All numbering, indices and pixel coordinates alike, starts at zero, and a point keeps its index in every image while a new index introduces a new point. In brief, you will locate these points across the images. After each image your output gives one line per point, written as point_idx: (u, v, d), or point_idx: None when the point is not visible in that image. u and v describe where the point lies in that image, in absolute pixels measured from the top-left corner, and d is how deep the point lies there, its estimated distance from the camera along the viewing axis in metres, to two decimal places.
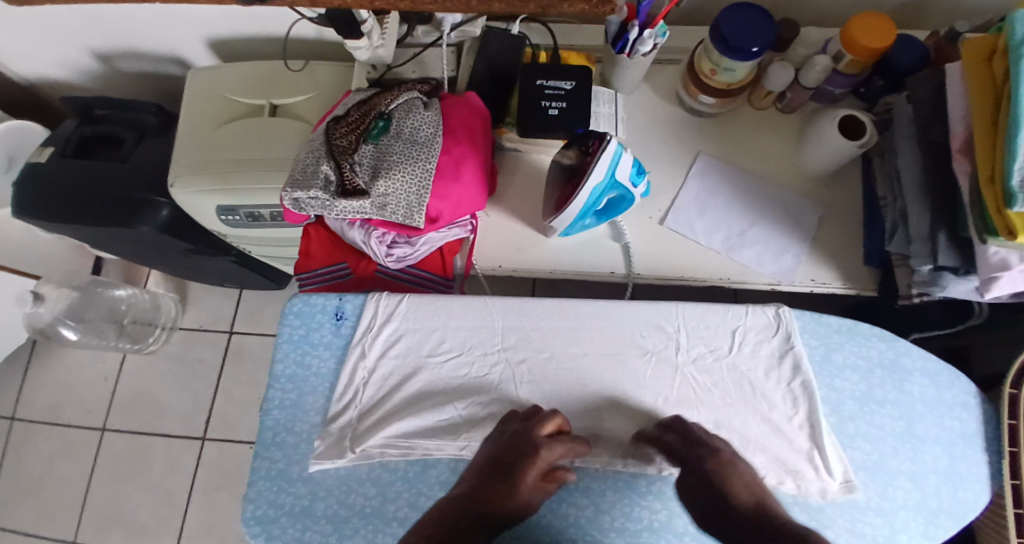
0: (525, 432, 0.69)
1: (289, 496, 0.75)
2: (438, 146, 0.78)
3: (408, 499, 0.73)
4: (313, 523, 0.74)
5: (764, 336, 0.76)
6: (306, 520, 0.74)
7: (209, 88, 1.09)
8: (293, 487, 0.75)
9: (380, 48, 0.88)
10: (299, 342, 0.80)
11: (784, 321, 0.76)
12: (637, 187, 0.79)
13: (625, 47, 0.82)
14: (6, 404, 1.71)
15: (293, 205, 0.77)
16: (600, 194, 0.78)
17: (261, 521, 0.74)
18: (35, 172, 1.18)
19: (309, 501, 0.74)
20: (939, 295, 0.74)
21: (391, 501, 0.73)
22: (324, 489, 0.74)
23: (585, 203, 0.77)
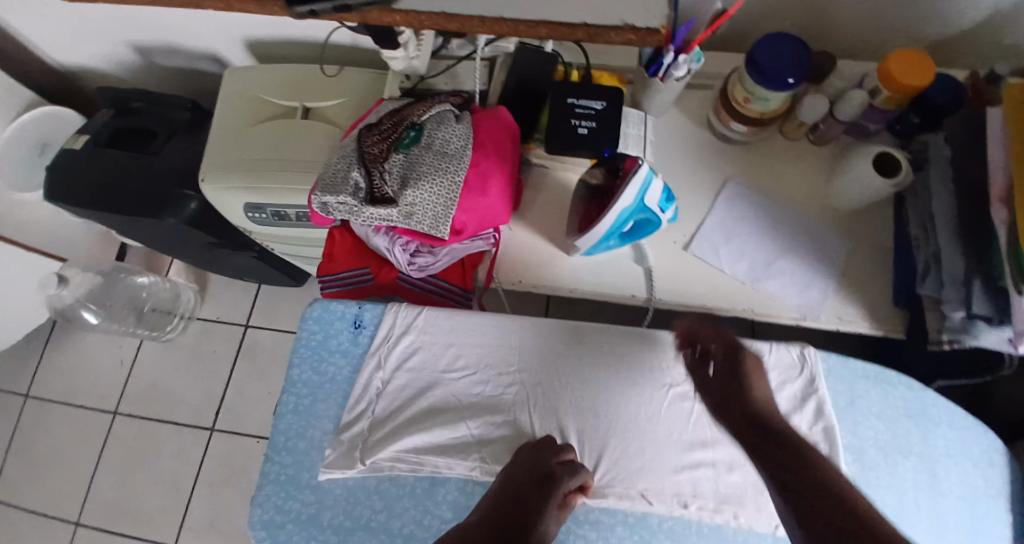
0: (538, 463, 0.69)
1: (295, 503, 0.75)
2: (467, 160, 0.78)
3: (415, 516, 0.73)
4: (319, 532, 0.74)
5: (787, 376, 0.75)
6: (311, 529, 0.74)
7: (245, 88, 1.11)
8: (302, 494, 0.75)
9: (415, 59, 0.89)
10: (316, 348, 0.80)
11: (808, 362, 0.75)
12: (665, 212, 0.80)
13: (659, 71, 0.81)
14: (22, 382, 1.74)
15: (322, 209, 0.78)
16: (627, 217, 0.77)
17: (267, 526, 0.74)
18: (70, 159, 1.21)
19: (315, 509, 0.74)
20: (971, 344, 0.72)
21: (397, 516, 0.73)
22: (331, 498, 0.74)
23: (612, 224, 0.77)
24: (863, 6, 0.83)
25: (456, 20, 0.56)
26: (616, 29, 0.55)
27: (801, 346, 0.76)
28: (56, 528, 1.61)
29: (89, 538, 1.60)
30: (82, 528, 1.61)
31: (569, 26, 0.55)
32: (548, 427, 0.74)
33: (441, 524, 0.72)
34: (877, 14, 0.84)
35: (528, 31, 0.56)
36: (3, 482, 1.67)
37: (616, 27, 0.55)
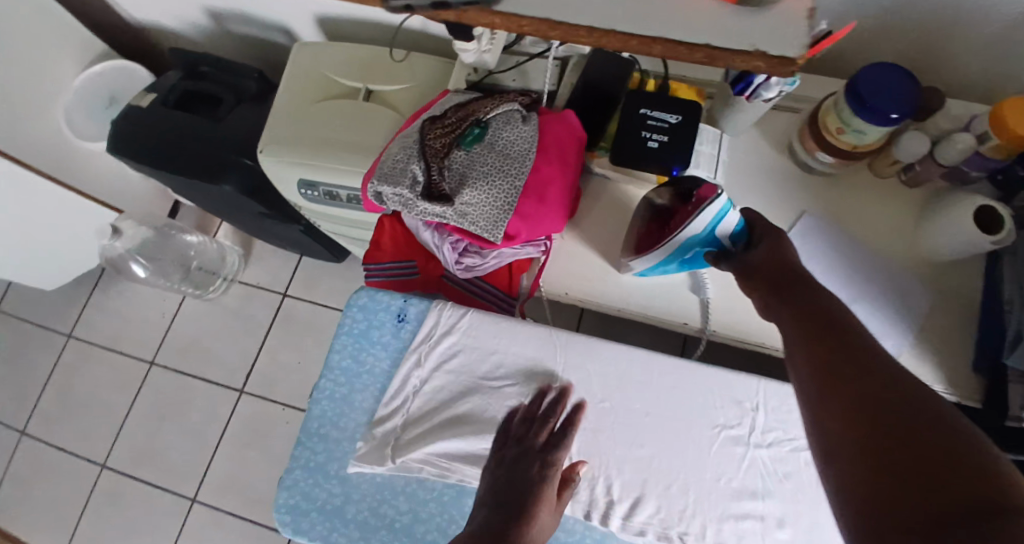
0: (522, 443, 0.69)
1: (322, 492, 0.76)
2: (529, 164, 0.75)
3: (438, 524, 0.73)
4: (342, 525, 0.75)
5: None
6: (335, 520, 0.75)
7: (313, 65, 1.11)
8: (329, 484, 0.76)
9: (487, 53, 0.86)
10: (358, 336, 0.79)
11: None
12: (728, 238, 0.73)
13: (746, 90, 0.76)
14: (67, 322, 1.79)
15: (376, 197, 0.77)
16: (688, 244, 0.74)
17: (292, 511, 0.76)
18: (135, 114, 1.23)
19: (341, 501, 0.76)
20: None
21: (421, 521, 0.74)
22: (359, 492, 0.76)
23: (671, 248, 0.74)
24: (975, 43, 0.77)
25: (560, 28, 0.47)
26: (742, 55, 0.46)
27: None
28: (84, 467, 1.66)
29: (114, 481, 1.64)
30: (107, 471, 1.65)
31: (689, 46, 0.47)
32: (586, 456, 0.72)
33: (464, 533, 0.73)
34: (990, 52, 0.78)
35: (639, 48, 0.47)
36: (39, 416, 1.73)
37: (746, 52, 0.46)
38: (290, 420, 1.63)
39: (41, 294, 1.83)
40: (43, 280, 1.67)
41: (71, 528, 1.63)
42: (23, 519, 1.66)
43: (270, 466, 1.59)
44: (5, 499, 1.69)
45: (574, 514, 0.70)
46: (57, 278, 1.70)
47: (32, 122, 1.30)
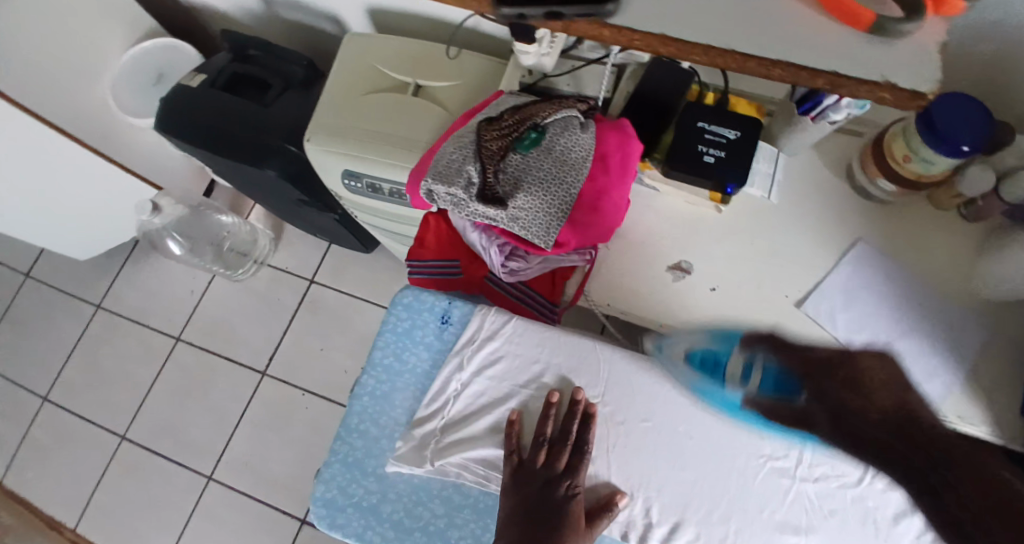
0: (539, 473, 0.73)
1: (360, 489, 0.80)
2: (584, 172, 0.74)
3: (472, 531, 0.77)
4: (377, 523, 0.79)
5: None
6: (371, 518, 0.79)
7: (363, 56, 1.11)
8: (366, 481, 0.80)
9: (546, 56, 0.86)
10: (401, 335, 0.82)
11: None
12: (746, 382, 0.67)
13: (812, 110, 0.75)
14: (97, 293, 1.81)
15: (428, 196, 0.76)
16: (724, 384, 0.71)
17: (328, 505, 0.80)
18: (184, 93, 1.24)
19: (377, 499, 0.79)
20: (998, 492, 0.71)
21: (456, 527, 0.77)
22: (394, 492, 0.79)
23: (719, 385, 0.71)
24: None
25: (674, 46, 0.51)
26: (871, 85, 0.50)
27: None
28: (104, 436, 1.69)
29: (133, 452, 1.66)
30: (127, 442, 1.68)
31: (811, 72, 0.50)
32: (624, 475, 0.74)
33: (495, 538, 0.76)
34: None
35: (758, 69, 0.51)
36: (64, 384, 1.75)
37: (874, 82, 0.50)
38: (310, 405, 1.64)
39: (74, 263, 1.86)
40: (70, 249, 1.70)
41: (88, 496, 1.66)
42: (41, 483, 1.69)
43: (287, 450, 1.61)
44: (25, 462, 1.72)
45: (613, 533, 0.73)
46: (86, 248, 1.72)
47: (81, 94, 1.32)
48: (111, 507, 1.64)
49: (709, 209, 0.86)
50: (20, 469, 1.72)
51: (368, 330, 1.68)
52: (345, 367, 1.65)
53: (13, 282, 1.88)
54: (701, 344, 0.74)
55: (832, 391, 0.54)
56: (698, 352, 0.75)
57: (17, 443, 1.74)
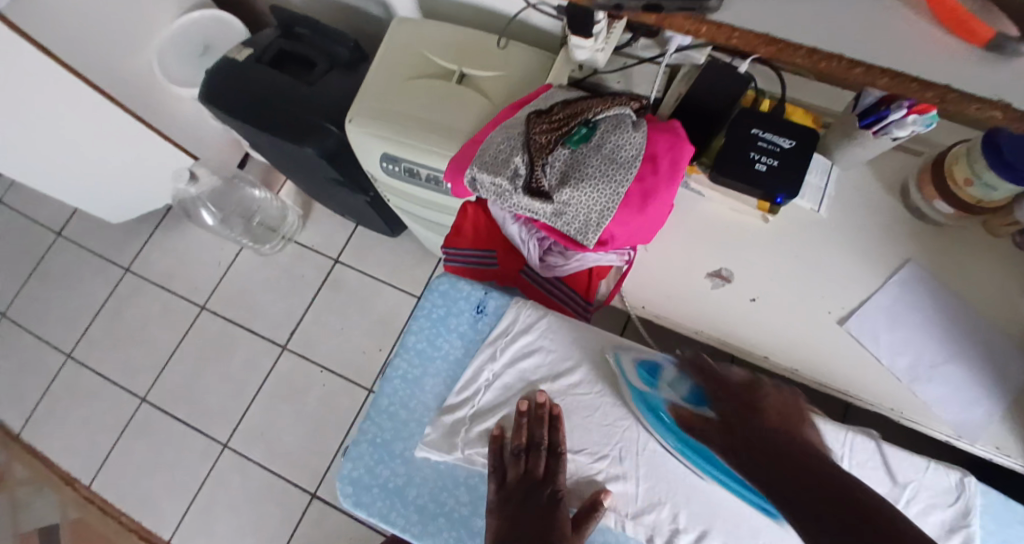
0: (513, 481, 0.75)
1: (387, 470, 0.80)
2: (633, 172, 0.72)
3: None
4: (402, 506, 0.78)
5: (940, 501, 0.73)
6: (395, 500, 0.79)
7: (410, 41, 1.10)
8: (393, 463, 0.80)
9: (600, 52, 0.84)
10: (436, 321, 0.85)
11: (965, 493, 0.73)
12: (673, 389, 0.74)
13: (875, 124, 0.75)
14: (126, 257, 1.84)
15: (471, 184, 0.75)
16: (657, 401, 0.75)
17: (354, 483, 0.80)
18: (230, 66, 1.25)
19: (403, 482, 0.79)
20: (938, 515, 0.73)
21: (480, 517, 0.77)
22: (421, 476, 0.79)
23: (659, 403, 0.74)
24: None
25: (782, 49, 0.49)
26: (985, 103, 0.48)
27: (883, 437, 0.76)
28: (123, 398, 1.72)
29: (151, 416, 1.69)
30: (146, 405, 1.70)
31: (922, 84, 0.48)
32: (651, 482, 0.74)
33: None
34: None
35: (862, 76, 0.50)
36: (87, 343, 1.78)
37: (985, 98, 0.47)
38: (326, 382, 1.64)
39: (106, 225, 1.88)
40: (103, 211, 1.72)
41: (104, 455, 1.68)
42: (58, 439, 1.72)
43: (300, 424, 1.62)
44: (43, 416, 1.74)
45: (637, 534, 0.73)
46: (118, 211, 1.75)
47: (126, 58, 1.33)
48: (125, 468, 1.66)
49: (755, 218, 0.84)
50: (39, 424, 1.74)
51: (389, 312, 1.68)
52: (363, 348, 1.66)
53: (44, 240, 1.90)
54: (649, 356, 0.78)
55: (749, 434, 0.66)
56: (646, 360, 0.77)
57: (37, 399, 1.76)
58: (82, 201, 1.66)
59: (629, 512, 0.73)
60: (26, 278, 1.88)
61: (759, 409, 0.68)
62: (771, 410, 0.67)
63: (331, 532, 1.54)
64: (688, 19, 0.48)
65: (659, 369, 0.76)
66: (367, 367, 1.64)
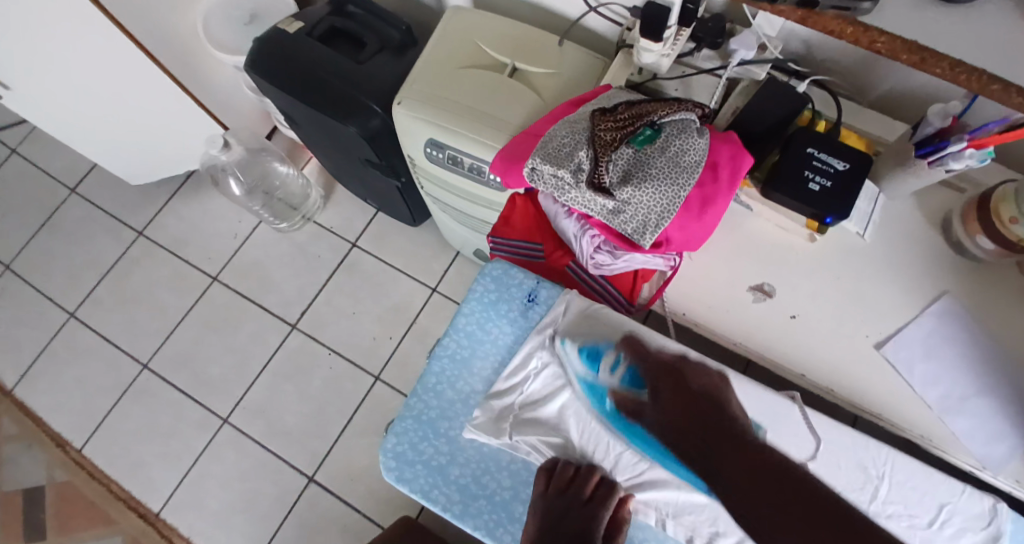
0: (559, 497, 0.77)
1: (430, 447, 0.85)
2: (695, 178, 0.74)
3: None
4: (444, 484, 0.83)
5: (972, 524, 0.75)
6: (437, 477, 0.84)
7: (465, 29, 1.11)
8: (437, 441, 0.85)
9: (666, 57, 0.85)
10: (487, 305, 0.89)
11: (997, 519, 0.75)
12: (612, 374, 0.80)
13: (932, 154, 0.76)
14: (141, 220, 1.82)
15: (531, 174, 0.77)
16: (597, 389, 0.80)
17: (397, 458, 0.85)
18: (280, 36, 1.25)
19: (445, 461, 0.84)
20: (973, 537, 0.75)
21: (521, 501, 0.82)
22: (464, 456, 0.84)
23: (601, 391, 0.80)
24: None
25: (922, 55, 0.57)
26: None
27: (919, 460, 0.78)
28: (123, 361, 1.69)
29: (150, 382, 1.67)
30: (146, 370, 1.68)
31: None
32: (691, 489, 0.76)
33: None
34: None
35: (1000, 94, 0.56)
36: (90, 304, 1.75)
37: None
38: (333, 364, 1.64)
39: (125, 186, 1.86)
40: (123, 167, 1.71)
41: (96, 418, 1.65)
42: (50, 396, 1.68)
43: (302, 404, 1.61)
44: (36, 374, 1.71)
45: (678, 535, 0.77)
46: (138, 170, 1.74)
47: (172, 19, 1.33)
48: (119, 434, 1.63)
49: (802, 238, 0.86)
50: (31, 380, 1.70)
51: (402, 300, 1.68)
52: (373, 334, 1.66)
53: (57, 194, 1.87)
54: (589, 336, 0.82)
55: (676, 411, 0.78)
56: (590, 341, 0.82)
57: (33, 355, 1.72)
58: (106, 157, 1.66)
59: (670, 513, 0.77)
60: (33, 231, 1.84)
61: (684, 378, 0.80)
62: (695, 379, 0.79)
63: (323, 516, 1.52)
64: (839, 15, 0.58)
65: (601, 354, 0.81)
66: (376, 352, 1.64)
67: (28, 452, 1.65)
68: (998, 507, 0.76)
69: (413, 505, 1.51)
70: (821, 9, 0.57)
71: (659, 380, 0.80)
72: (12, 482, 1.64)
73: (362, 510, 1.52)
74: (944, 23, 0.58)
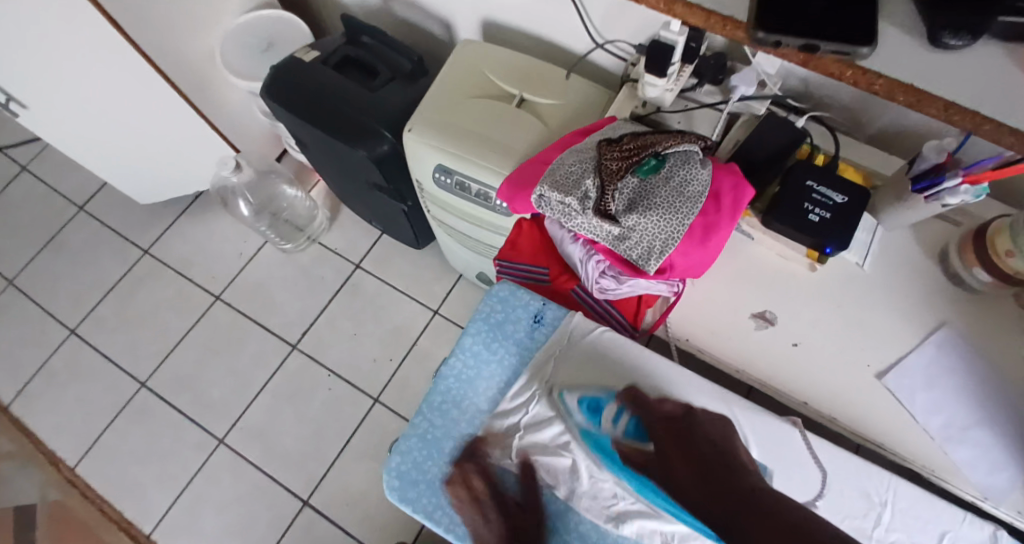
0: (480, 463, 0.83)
1: (435, 468, 0.85)
2: (698, 207, 0.76)
3: (544, 532, 0.79)
4: (448, 505, 0.83)
5: None
6: (441, 498, 0.83)
7: (475, 60, 1.15)
8: (441, 461, 0.85)
9: (670, 92, 0.88)
10: (493, 326, 0.91)
11: None
12: (614, 425, 0.79)
13: (928, 189, 0.78)
14: (147, 239, 1.85)
15: (539, 200, 0.80)
16: (599, 444, 0.78)
17: (401, 477, 0.85)
18: (295, 63, 1.28)
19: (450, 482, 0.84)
20: None
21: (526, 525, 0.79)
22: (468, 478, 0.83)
23: (605, 443, 0.77)
24: None
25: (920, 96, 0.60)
26: None
27: (923, 488, 0.79)
28: (124, 379, 1.70)
29: (150, 401, 1.67)
30: (146, 389, 1.68)
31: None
32: None
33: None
34: None
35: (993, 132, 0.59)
36: (93, 322, 1.77)
37: None
38: (333, 386, 1.64)
39: (133, 205, 1.89)
40: (133, 187, 1.74)
41: (94, 436, 1.65)
42: (48, 413, 1.69)
43: (301, 425, 1.61)
44: (35, 391, 1.71)
45: None
46: (147, 190, 1.76)
47: (190, 46, 1.37)
48: (116, 453, 1.63)
49: (803, 266, 0.88)
50: (31, 397, 1.71)
51: (404, 322, 1.70)
52: (374, 356, 1.67)
53: (65, 213, 1.90)
54: (588, 390, 0.83)
55: (683, 459, 0.76)
56: (587, 396, 0.82)
57: (34, 372, 1.73)
58: (117, 176, 1.69)
59: None
60: (39, 248, 1.86)
61: (689, 432, 0.79)
62: (703, 433, 0.79)
63: (319, 540, 1.51)
64: (836, 59, 0.61)
65: (601, 406, 0.81)
66: (376, 374, 1.65)
67: (24, 469, 1.65)
68: (999, 536, 0.76)
69: (410, 530, 1.50)
70: (820, 54, 0.61)
71: (664, 433, 0.79)
72: (6, 501, 1.63)
73: (359, 534, 1.51)
74: (942, 65, 0.61)
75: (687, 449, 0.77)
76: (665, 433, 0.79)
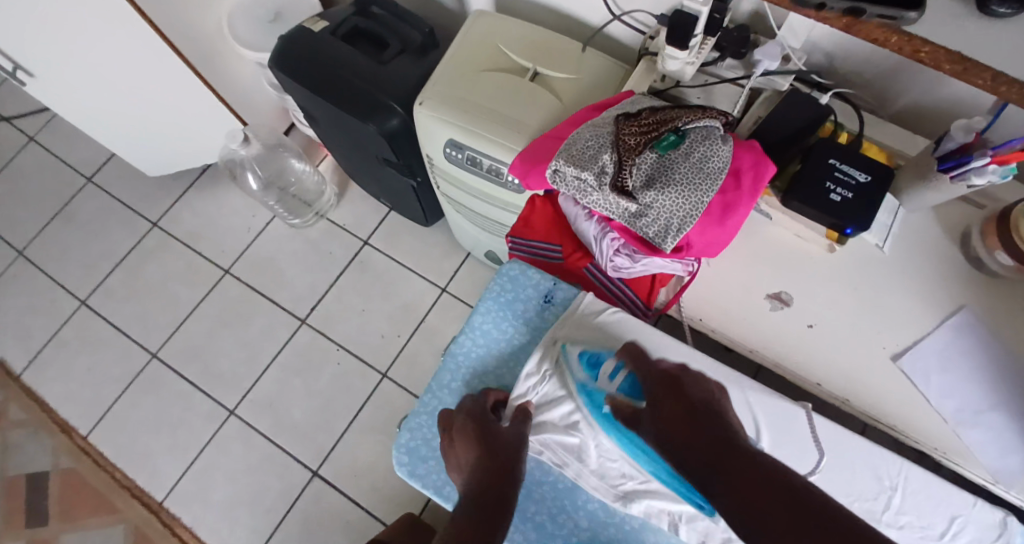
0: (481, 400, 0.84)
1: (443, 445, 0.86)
2: (717, 185, 0.75)
3: (549, 508, 0.82)
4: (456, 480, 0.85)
5: (983, 536, 0.75)
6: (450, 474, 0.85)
7: (487, 32, 1.12)
8: None
9: (690, 65, 0.86)
10: (503, 305, 0.90)
11: (1008, 532, 0.75)
12: (610, 381, 0.80)
13: (956, 169, 0.76)
14: (156, 212, 1.84)
15: (554, 175, 0.79)
16: (592, 395, 0.80)
17: (410, 452, 0.86)
18: (304, 34, 1.26)
19: None
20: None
21: (533, 501, 0.82)
22: None
23: (597, 394, 0.80)
24: None
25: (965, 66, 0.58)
26: None
27: (934, 471, 0.78)
28: (134, 351, 1.71)
29: (159, 373, 1.68)
30: (156, 361, 1.69)
31: None
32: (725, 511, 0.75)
33: (574, 528, 0.81)
34: None
35: None
36: (103, 293, 1.77)
37: None
38: (341, 361, 1.65)
39: (141, 177, 1.88)
40: (142, 158, 1.73)
41: (105, 406, 1.66)
42: (59, 382, 1.70)
43: (309, 399, 1.62)
44: (46, 360, 1.72)
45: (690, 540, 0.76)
46: (155, 162, 1.75)
47: (197, 15, 1.35)
48: (127, 423, 1.64)
49: (820, 247, 0.86)
50: (42, 366, 1.72)
51: (412, 299, 1.69)
52: (382, 332, 1.67)
53: (74, 184, 1.89)
54: (592, 345, 0.83)
55: (677, 415, 0.72)
56: (589, 350, 0.83)
57: (45, 342, 1.74)
58: (125, 147, 1.67)
59: (683, 518, 0.76)
60: (48, 219, 1.86)
61: (685, 389, 0.75)
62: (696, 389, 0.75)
63: (327, 511, 1.53)
64: (882, 25, 0.58)
65: (600, 361, 0.81)
66: (384, 350, 1.65)
67: (35, 437, 1.66)
68: (1010, 521, 0.76)
69: (417, 504, 1.51)
70: (864, 18, 0.58)
71: (662, 389, 0.76)
72: (19, 468, 1.64)
73: (365, 507, 1.52)
74: (981, 37, 0.59)
75: (683, 407, 0.73)
76: (659, 389, 0.76)
